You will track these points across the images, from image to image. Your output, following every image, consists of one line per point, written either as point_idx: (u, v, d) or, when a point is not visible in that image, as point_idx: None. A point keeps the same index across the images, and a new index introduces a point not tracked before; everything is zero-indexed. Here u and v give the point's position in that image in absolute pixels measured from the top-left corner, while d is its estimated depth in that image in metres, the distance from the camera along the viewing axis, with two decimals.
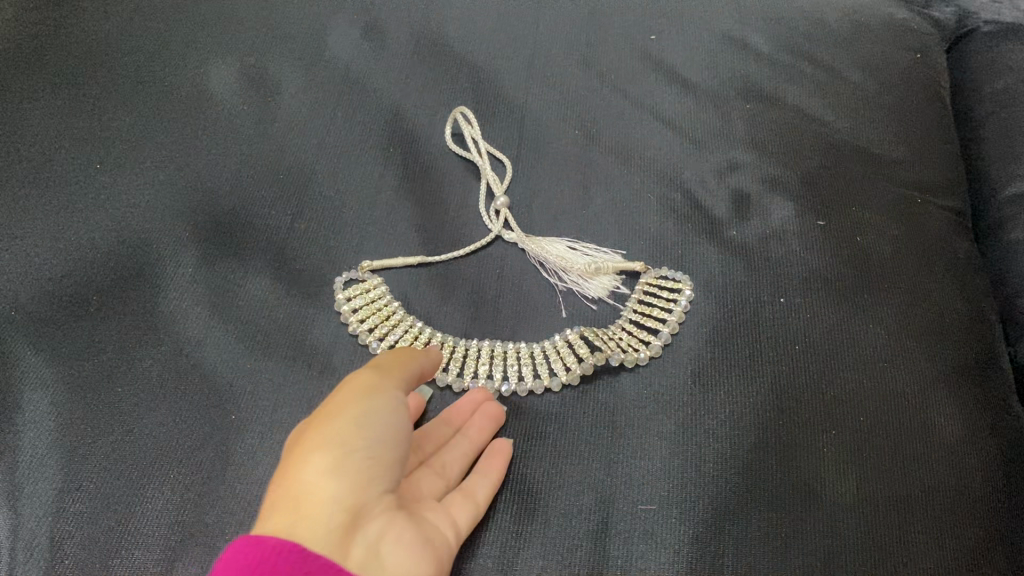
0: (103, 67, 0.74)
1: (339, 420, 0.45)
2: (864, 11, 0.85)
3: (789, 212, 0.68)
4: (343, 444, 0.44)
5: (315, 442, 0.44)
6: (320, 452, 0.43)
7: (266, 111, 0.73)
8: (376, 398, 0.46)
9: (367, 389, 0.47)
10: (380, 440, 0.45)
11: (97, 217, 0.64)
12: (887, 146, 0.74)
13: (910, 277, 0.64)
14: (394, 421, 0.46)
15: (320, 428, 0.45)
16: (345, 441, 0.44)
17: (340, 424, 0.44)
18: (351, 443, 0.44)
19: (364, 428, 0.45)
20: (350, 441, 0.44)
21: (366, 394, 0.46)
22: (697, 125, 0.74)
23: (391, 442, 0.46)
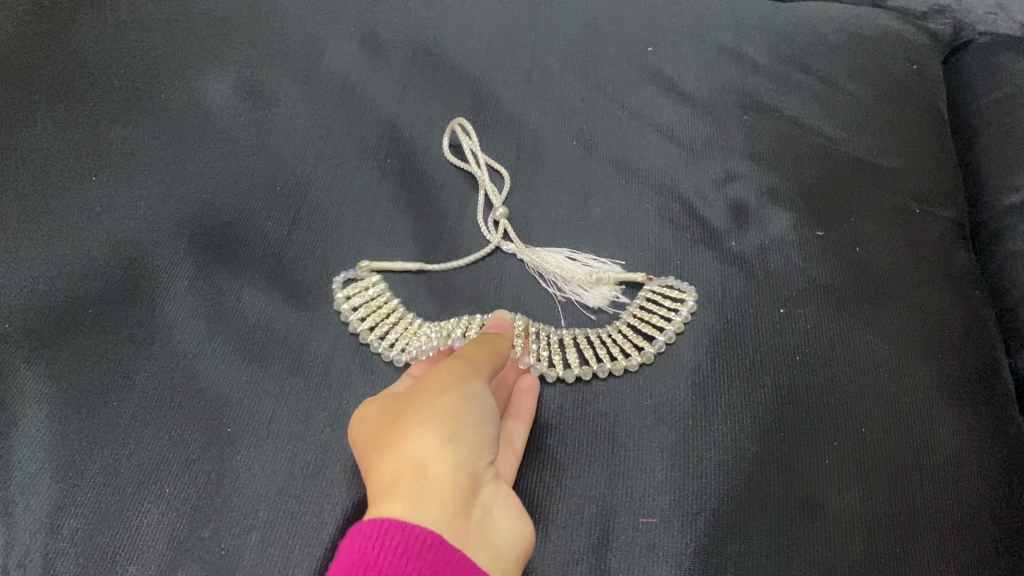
0: (98, 81, 0.73)
1: (447, 397, 0.46)
2: (861, 22, 0.85)
3: (787, 223, 0.67)
4: (456, 418, 0.45)
5: (429, 414, 0.45)
6: (437, 421, 0.45)
7: (264, 121, 0.73)
8: (476, 383, 0.48)
9: (465, 375, 0.48)
10: (482, 418, 0.47)
11: (93, 230, 0.63)
12: (884, 156, 0.74)
13: (911, 288, 0.64)
14: (491, 402, 0.49)
15: (428, 403, 0.46)
16: (457, 414, 0.46)
17: (450, 400, 0.46)
18: (462, 418, 0.46)
19: (471, 405, 0.47)
20: (462, 414, 0.46)
21: (464, 377, 0.48)
22: (695, 137, 0.74)
23: (490, 422, 0.48)
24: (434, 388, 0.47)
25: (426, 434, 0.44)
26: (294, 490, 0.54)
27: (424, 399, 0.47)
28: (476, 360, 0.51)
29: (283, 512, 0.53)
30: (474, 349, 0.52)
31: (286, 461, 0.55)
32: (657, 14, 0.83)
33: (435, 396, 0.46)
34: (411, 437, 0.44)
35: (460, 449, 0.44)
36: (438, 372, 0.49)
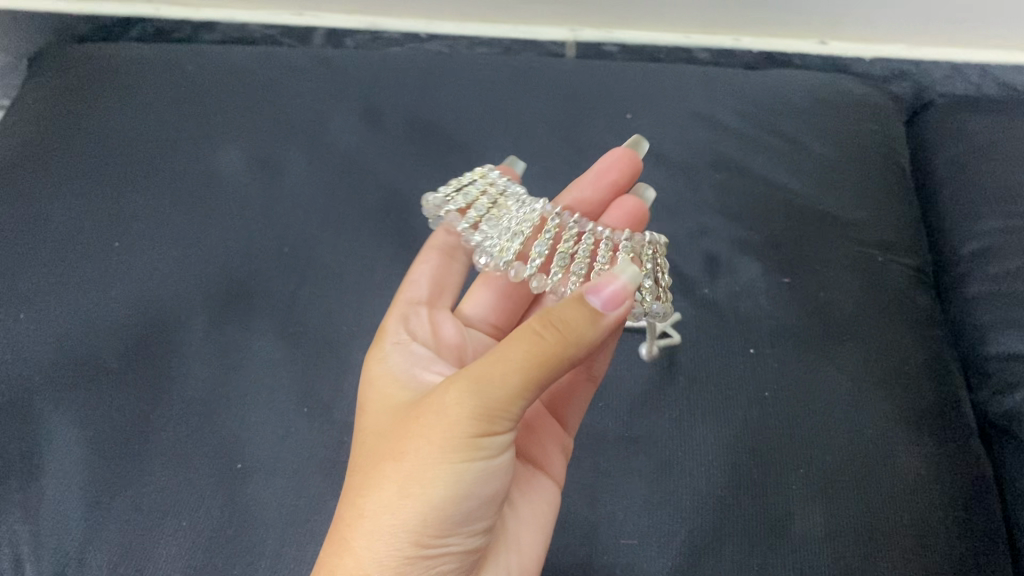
0: (121, 162, 0.81)
1: (411, 510, 0.42)
2: (827, 86, 0.91)
3: (756, 271, 0.73)
4: (410, 550, 0.42)
5: (384, 535, 0.42)
6: (388, 555, 0.42)
7: (271, 187, 0.79)
8: (467, 472, 0.42)
9: (452, 471, 0.42)
10: (461, 520, 0.43)
11: (116, 293, 0.70)
12: (848, 209, 0.79)
13: (872, 327, 0.70)
14: (484, 493, 0.44)
15: (385, 514, 0.43)
16: (416, 543, 0.42)
17: (414, 519, 0.42)
18: (417, 549, 0.42)
19: (443, 523, 0.42)
20: (422, 542, 0.42)
21: (451, 476, 0.42)
22: (670, 195, 0.80)
23: (475, 515, 0.44)
24: (411, 479, 0.43)
25: (374, 565, 0.42)
26: (302, 522, 0.59)
27: (389, 492, 0.43)
28: (492, 424, 0.42)
29: (292, 542, 0.58)
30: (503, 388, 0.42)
31: (294, 496, 0.60)
32: (636, 84, 0.90)
33: (400, 504, 0.42)
34: (363, 558, 0.42)
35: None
36: (426, 442, 0.43)
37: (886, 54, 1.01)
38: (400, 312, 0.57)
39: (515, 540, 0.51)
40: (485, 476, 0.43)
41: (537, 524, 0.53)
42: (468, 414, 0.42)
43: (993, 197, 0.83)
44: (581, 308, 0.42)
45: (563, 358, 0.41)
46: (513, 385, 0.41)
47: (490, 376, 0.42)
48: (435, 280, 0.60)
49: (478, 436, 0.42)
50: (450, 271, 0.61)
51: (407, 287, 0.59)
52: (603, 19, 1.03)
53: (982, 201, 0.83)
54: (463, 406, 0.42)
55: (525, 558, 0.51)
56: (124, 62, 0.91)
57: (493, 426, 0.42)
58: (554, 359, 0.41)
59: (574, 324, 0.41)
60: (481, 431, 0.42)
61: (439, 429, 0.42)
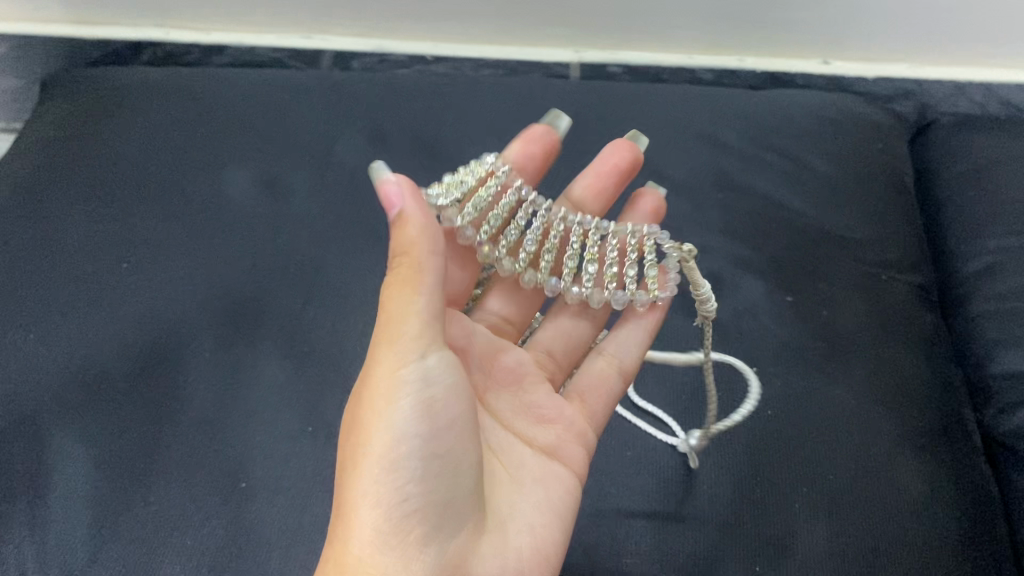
0: (129, 184, 0.82)
1: (369, 477, 0.44)
2: (831, 105, 0.92)
3: (760, 289, 0.74)
4: (377, 517, 0.43)
5: (353, 510, 0.44)
6: (362, 528, 0.43)
7: (277, 208, 0.80)
8: (408, 420, 0.44)
9: (382, 419, 0.44)
10: (417, 471, 0.44)
11: (124, 312, 0.71)
12: (851, 227, 0.80)
13: (875, 345, 0.70)
14: (429, 434, 0.44)
15: (349, 492, 0.44)
16: (378, 508, 0.43)
17: (372, 484, 0.44)
18: (387, 511, 0.43)
19: (398, 477, 0.44)
20: (385, 504, 0.43)
21: (388, 426, 0.44)
22: (673, 215, 0.80)
23: (433, 461, 0.44)
24: (360, 447, 0.45)
25: (356, 543, 0.43)
26: (303, 540, 0.60)
27: (349, 473, 0.44)
28: (409, 361, 0.44)
29: (295, 560, 0.59)
30: (391, 316, 0.44)
31: (297, 514, 0.61)
32: (639, 104, 0.91)
33: (356, 473, 0.44)
34: (343, 541, 0.43)
35: (397, 546, 0.43)
36: (365, 410, 0.45)
37: (889, 73, 1.02)
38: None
39: (514, 513, 0.50)
40: (423, 416, 0.44)
41: (539, 502, 0.51)
42: (390, 363, 0.44)
43: (996, 216, 0.83)
44: (400, 232, 0.45)
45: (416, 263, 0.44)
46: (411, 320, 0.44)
47: (386, 315, 0.45)
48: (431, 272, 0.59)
49: (396, 372, 0.44)
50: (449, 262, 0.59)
51: None
52: (606, 40, 1.04)
53: (985, 220, 0.83)
54: (381, 355, 0.45)
55: (534, 535, 0.50)
56: (134, 85, 0.92)
57: (404, 355, 0.44)
58: (410, 271, 0.44)
59: (402, 241, 0.45)
60: (398, 366, 0.44)
61: (373, 388, 0.45)
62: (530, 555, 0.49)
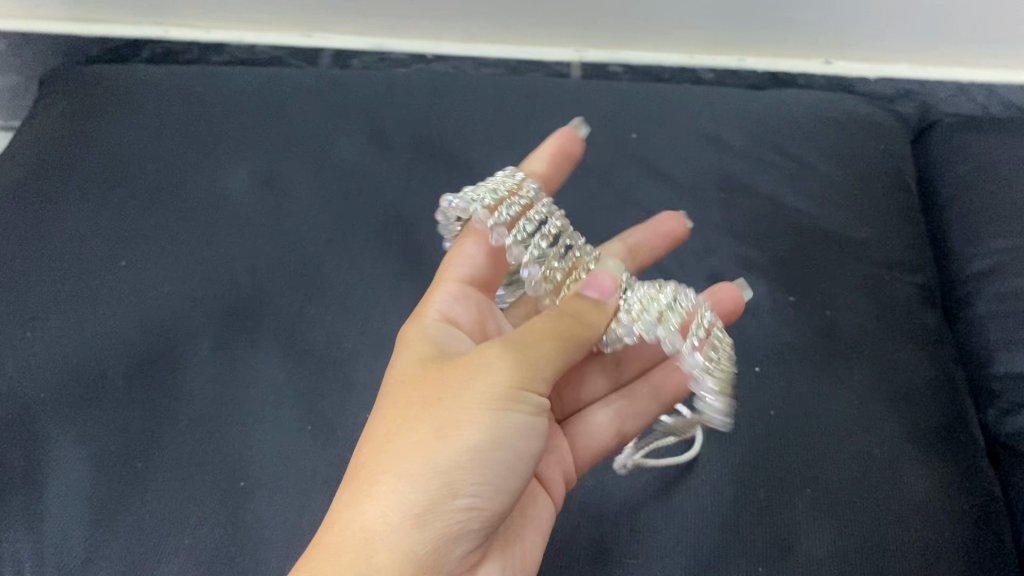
0: (127, 182, 0.82)
1: (446, 459, 0.44)
2: (833, 105, 0.92)
3: (762, 289, 0.73)
4: (438, 496, 0.44)
5: (411, 479, 0.44)
6: (415, 499, 0.43)
7: (276, 206, 0.80)
8: (506, 438, 0.45)
9: (489, 417, 0.45)
10: (491, 482, 0.45)
11: (123, 311, 0.71)
12: (855, 228, 0.79)
13: (879, 346, 0.70)
14: (518, 457, 0.46)
15: (415, 458, 0.44)
16: (444, 492, 0.44)
17: (446, 466, 0.44)
18: (444, 504, 0.44)
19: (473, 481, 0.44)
20: (450, 491, 0.44)
21: (493, 427, 0.45)
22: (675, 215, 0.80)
23: (506, 483, 0.46)
24: (450, 427, 0.45)
25: (396, 509, 0.43)
26: (304, 540, 0.59)
27: (417, 443, 0.45)
28: (532, 380, 0.46)
29: (295, 561, 0.58)
30: (540, 345, 0.47)
31: (296, 513, 0.60)
32: (640, 104, 0.90)
33: (434, 446, 0.44)
34: (378, 501, 0.44)
35: (429, 533, 0.44)
36: (466, 393, 0.45)
37: (890, 73, 1.01)
38: (448, 289, 0.58)
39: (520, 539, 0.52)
40: (518, 441, 0.46)
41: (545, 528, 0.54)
42: (512, 369, 0.45)
43: (999, 216, 0.83)
44: (586, 303, 0.49)
45: (582, 334, 0.48)
46: (550, 349, 0.47)
47: (528, 342, 0.47)
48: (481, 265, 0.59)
49: (520, 391, 0.45)
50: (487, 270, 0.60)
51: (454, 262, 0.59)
52: (607, 40, 1.03)
53: (988, 221, 0.83)
54: (503, 360, 0.46)
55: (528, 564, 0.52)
56: (132, 83, 0.92)
57: (532, 383, 0.46)
58: (576, 334, 0.48)
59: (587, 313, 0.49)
60: (523, 386, 0.46)
61: (480, 380, 0.45)
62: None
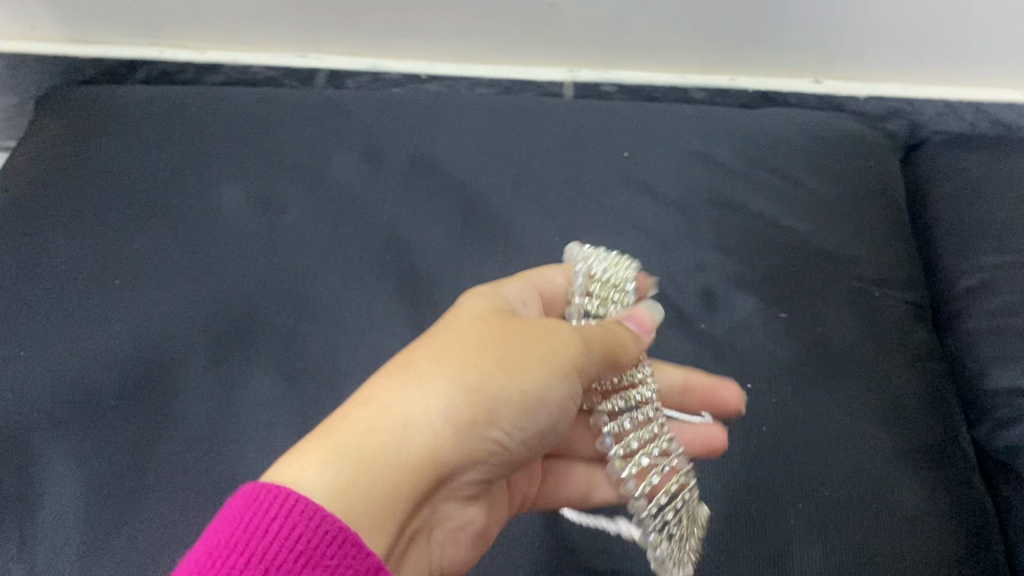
0: (122, 202, 0.82)
1: (506, 398, 0.46)
2: (823, 124, 0.92)
3: (754, 306, 0.74)
4: (475, 425, 0.45)
5: (470, 396, 0.45)
6: (456, 413, 0.44)
7: (270, 226, 0.80)
8: (548, 403, 0.49)
9: (545, 375, 0.48)
10: (517, 433, 0.48)
11: (117, 330, 0.71)
12: (845, 246, 0.80)
13: (869, 363, 0.70)
14: (543, 426, 0.50)
15: (471, 378, 0.45)
16: (482, 422, 0.46)
17: (499, 399, 0.46)
18: (474, 438, 0.45)
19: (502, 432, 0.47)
20: (486, 421, 0.46)
21: (544, 386, 0.48)
22: (667, 233, 0.80)
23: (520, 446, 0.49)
24: (510, 365, 0.47)
25: (441, 416, 0.44)
26: None
27: (482, 371, 0.46)
28: (583, 370, 0.50)
29: None
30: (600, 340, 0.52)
31: None
32: (632, 122, 0.91)
33: (492, 375, 0.46)
34: (428, 403, 0.44)
35: (456, 450, 0.45)
36: (533, 344, 0.48)
37: (880, 93, 1.02)
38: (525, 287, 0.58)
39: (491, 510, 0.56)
40: (551, 415, 0.50)
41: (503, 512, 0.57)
42: (573, 354, 0.49)
43: (988, 233, 0.84)
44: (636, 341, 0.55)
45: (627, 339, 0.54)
46: (602, 354, 0.52)
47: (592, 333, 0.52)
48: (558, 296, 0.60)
49: (575, 372, 0.50)
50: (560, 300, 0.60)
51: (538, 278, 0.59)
52: (600, 60, 1.04)
53: (978, 238, 0.84)
54: (568, 338, 0.50)
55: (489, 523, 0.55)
56: (128, 104, 0.93)
57: (584, 371, 0.50)
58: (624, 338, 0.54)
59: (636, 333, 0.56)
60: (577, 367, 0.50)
61: (551, 344, 0.49)
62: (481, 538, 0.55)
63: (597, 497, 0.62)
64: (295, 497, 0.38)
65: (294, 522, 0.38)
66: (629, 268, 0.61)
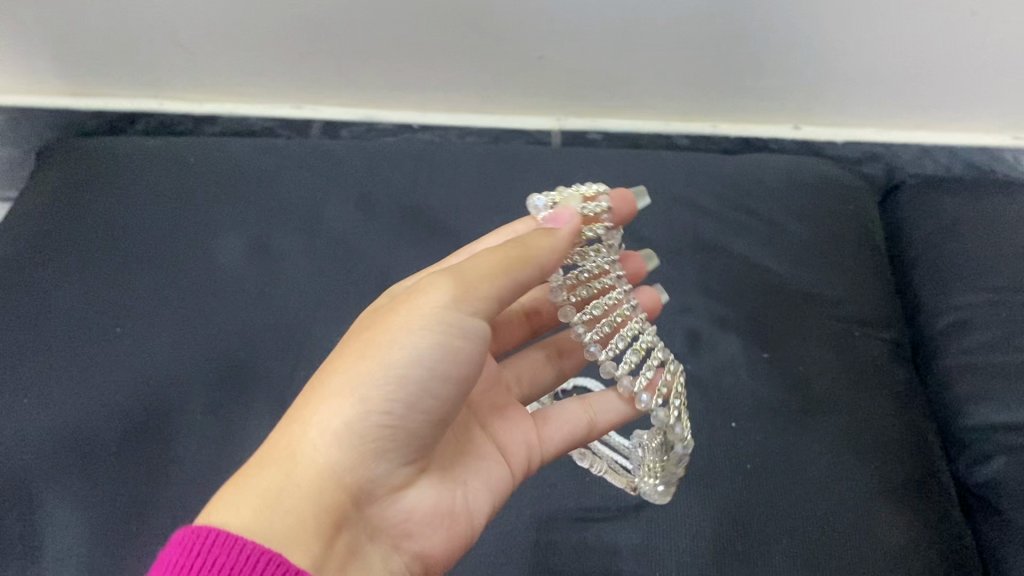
0: (122, 251, 0.85)
1: (375, 377, 0.46)
2: (803, 168, 0.96)
3: (738, 346, 0.76)
4: (355, 414, 0.46)
5: (340, 390, 0.46)
6: (334, 415, 0.46)
7: (267, 272, 0.83)
8: (427, 358, 0.46)
9: (407, 335, 0.46)
10: (412, 402, 0.46)
11: (117, 376, 0.73)
12: (825, 287, 0.83)
13: (849, 401, 0.73)
14: (441, 374, 0.47)
15: (338, 378, 0.46)
16: (359, 410, 0.46)
17: (369, 383, 0.46)
18: (359, 419, 0.46)
19: (387, 395, 0.46)
20: (365, 407, 0.46)
21: (411, 346, 0.46)
22: (653, 276, 0.83)
23: (429, 403, 0.47)
24: (374, 345, 0.46)
25: (323, 424, 0.46)
26: None
27: (350, 362, 0.46)
28: (461, 305, 0.46)
29: None
30: (478, 267, 0.47)
31: None
32: (617, 168, 0.94)
33: (360, 363, 0.46)
34: (308, 418, 0.46)
35: (359, 439, 0.46)
36: (399, 312, 0.47)
37: (857, 137, 1.06)
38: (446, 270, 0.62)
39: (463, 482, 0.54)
40: (438, 358, 0.46)
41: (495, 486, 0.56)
42: (442, 298, 0.46)
43: (964, 273, 0.86)
44: (545, 245, 0.49)
45: (522, 258, 0.48)
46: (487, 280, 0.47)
47: (465, 267, 0.47)
48: None
49: (446, 313, 0.46)
50: None
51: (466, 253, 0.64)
52: (587, 109, 1.08)
53: (954, 277, 0.87)
54: (433, 285, 0.46)
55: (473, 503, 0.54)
56: (127, 155, 0.95)
57: (465, 307, 0.46)
58: (518, 258, 0.48)
59: (536, 243, 0.49)
60: (451, 307, 0.46)
61: (416, 301, 0.46)
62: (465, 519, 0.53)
63: (602, 421, 0.62)
64: (216, 533, 0.42)
65: (216, 556, 0.42)
66: (597, 198, 0.59)
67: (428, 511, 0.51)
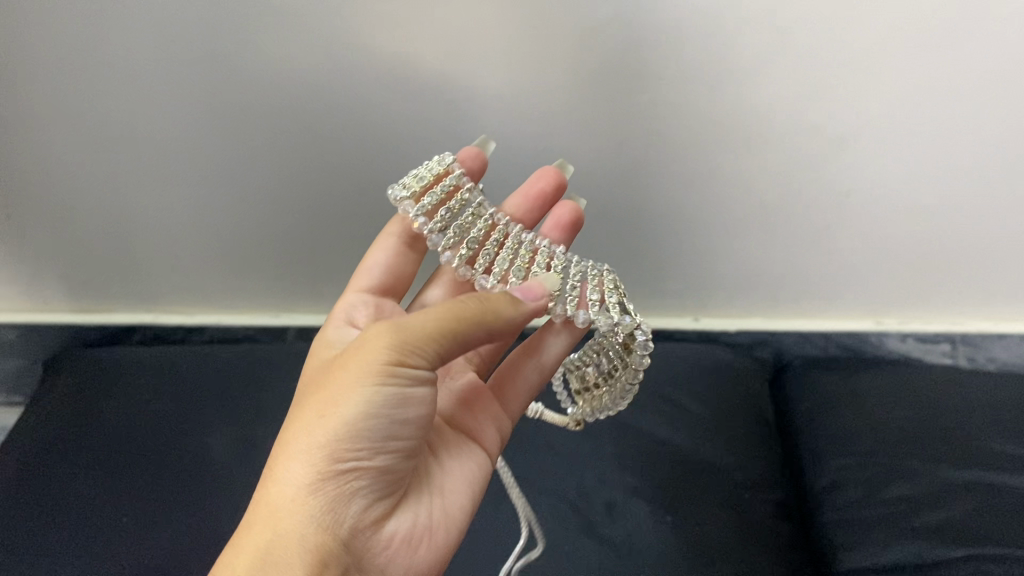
0: (126, 448, 0.99)
1: (331, 432, 0.55)
2: (702, 354, 1.15)
3: (647, 511, 0.92)
4: (323, 465, 0.55)
5: (307, 449, 0.56)
6: (305, 473, 0.56)
7: (252, 463, 0.97)
8: (379, 404, 0.55)
9: (359, 391, 0.55)
10: (372, 443, 0.56)
11: (126, 559, 0.86)
12: (720, 456, 0.99)
13: (738, 554, 0.88)
14: (396, 419, 0.56)
15: (304, 438, 0.56)
16: (327, 461, 0.55)
17: (328, 437, 0.55)
18: (323, 470, 0.55)
19: (349, 448, 0.55)
20: (333, 458, 0.55)
21: (363, 397, 0.55)
22: (578, 452, 0.99)
23: (392, 441, 0.57)
24: (330, 405, 0.56)
25: (297, 482, 0.56)
26: None
27: (309, 426, 0.56)
28: (406, 354, 0.56)
29: None
30: (416, 322, 0.56)
31: None
32: None
33: (319, 423, 0.56)
34: (284, 481, 0.56)
35: (329, 489, 0.56)
36: (349, 372, 0.57)
37: (748, 326, 1.27)
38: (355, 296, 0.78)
39: (441, 490, 0.65)
40: (394, 406, 0.56)
41: (467, 480, 0.68)
42: (384, 350, 0.56)
43: (837, 438, 1.04)
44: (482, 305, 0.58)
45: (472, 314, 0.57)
46: (428, 325, 0.56)
47: (408, 323, 0.56)
48: (386, 269, 0.79)
49: (394, 365, 0.55)
50: (400, 261, 0.80)
51: (362, 274, 0.79)
52: None
53: (829, 443, 1.04)
54: (379, 343, 0.56)
55: (448, 513, 0.65)
56: (130, 363, 1.11)
57: (408, 357, 0.56)
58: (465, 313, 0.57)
59: (497, 303, 0.59)
60: (396, 360, 0.55)
61: (363, 359, 0.56)
62: (446, 518, 0.64)
63: (547, 359, 0.79)
64: None
65: None
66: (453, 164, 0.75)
67: (407, 530, 0.61)
